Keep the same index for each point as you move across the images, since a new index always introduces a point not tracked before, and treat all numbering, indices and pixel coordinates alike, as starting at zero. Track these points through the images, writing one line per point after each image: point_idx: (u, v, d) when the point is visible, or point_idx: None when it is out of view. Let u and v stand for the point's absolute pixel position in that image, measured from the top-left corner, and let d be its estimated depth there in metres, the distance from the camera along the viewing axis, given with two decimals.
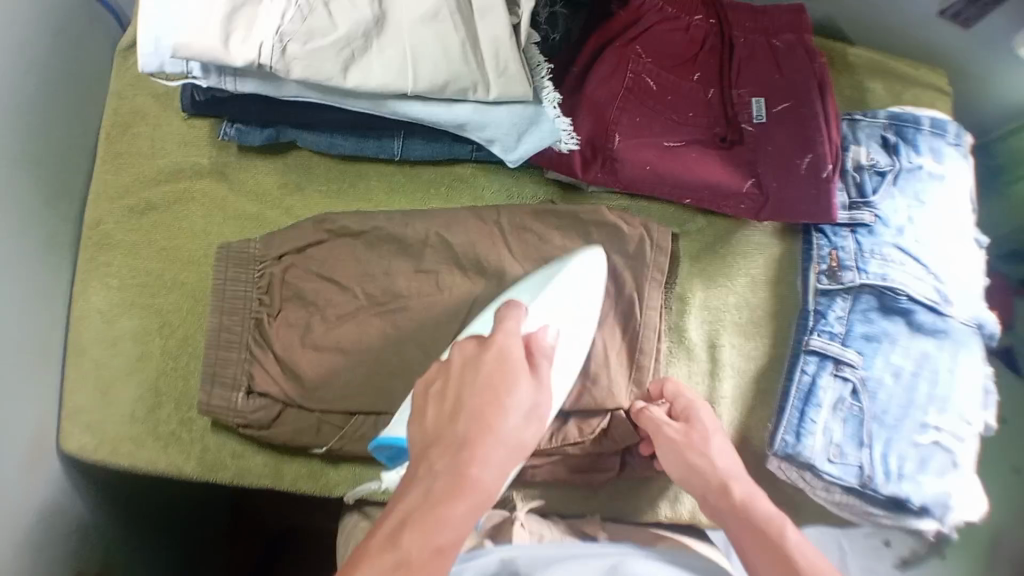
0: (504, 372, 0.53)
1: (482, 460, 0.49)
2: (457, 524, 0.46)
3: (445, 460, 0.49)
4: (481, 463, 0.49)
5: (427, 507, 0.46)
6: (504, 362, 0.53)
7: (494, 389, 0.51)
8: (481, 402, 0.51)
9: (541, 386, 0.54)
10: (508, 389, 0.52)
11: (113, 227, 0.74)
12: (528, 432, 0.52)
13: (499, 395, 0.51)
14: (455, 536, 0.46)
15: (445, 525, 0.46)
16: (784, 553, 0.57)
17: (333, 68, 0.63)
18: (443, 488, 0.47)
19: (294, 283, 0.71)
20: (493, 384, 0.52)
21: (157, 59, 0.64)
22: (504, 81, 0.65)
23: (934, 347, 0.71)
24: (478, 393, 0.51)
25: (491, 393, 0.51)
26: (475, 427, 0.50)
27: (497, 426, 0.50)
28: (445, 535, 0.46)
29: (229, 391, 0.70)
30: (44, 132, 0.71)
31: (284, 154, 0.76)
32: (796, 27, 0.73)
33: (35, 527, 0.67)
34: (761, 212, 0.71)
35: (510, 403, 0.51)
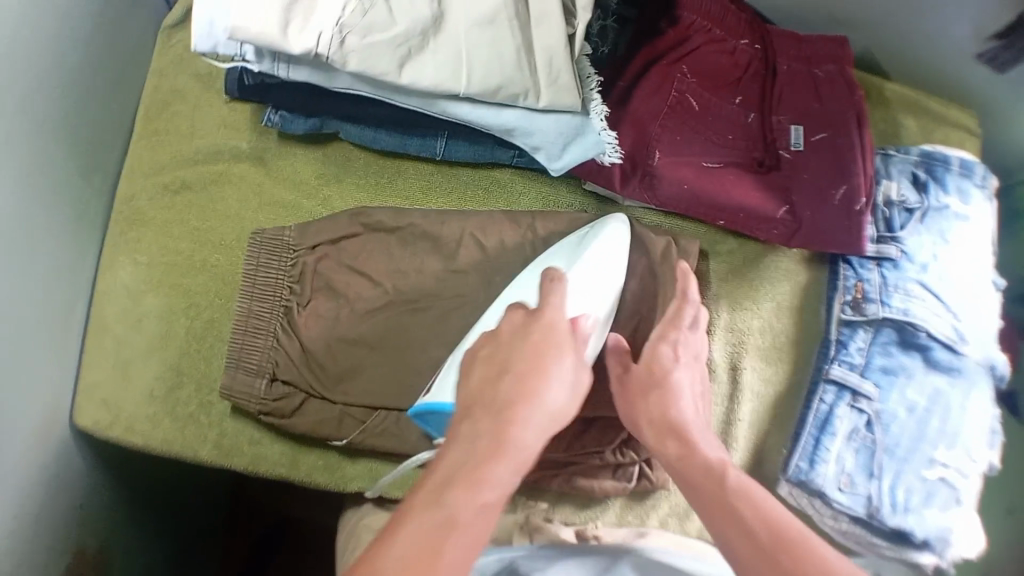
0: (553, 343, 0.54)
1: (522, 424, 0.48)
2: (501, 484, 0.45)
3: (486, 423, 0.48)
4: (520, 425, 0.48)
5: (463, 476, 0.44)
6: (552, 331, 0.55)
7: (536, 343, 0.54)
8: (530, 368, 0.52)
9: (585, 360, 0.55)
10: (553, 360, 0.52)
11: (146, 204, 0.74)
12: (574, 405, 0.53)
13: (543, 360, 0.52)
14: (494, 501, 0.44)
15: (482, 492, 0.44)
16: (741, 513, 0.49)
17: (388, 65, 0.63)
18: (482, 454, 0.46)
19: (326, 274, 0.72)
20: (542, 352, 0.53)
21: (212, 40, 0.64)
22: (556, 89, 0.66)
23: (946, 384, 0.72)
24: (523, 361, 0.52)
25: (539, 365, 0.52)
26: (520, 392, 0.50)
27: (535, 395, 0.50)
28: (488, 499, 0.44)
29: (253, 377, 0.69)
30: (84, 101, 0.71)
31: (326, 145, 0.77)
32: (837, 58, 0.74)
33: (46, 497, 0.67)
34: (793, 239, 0.72)
35: (551, 380, 0.52)
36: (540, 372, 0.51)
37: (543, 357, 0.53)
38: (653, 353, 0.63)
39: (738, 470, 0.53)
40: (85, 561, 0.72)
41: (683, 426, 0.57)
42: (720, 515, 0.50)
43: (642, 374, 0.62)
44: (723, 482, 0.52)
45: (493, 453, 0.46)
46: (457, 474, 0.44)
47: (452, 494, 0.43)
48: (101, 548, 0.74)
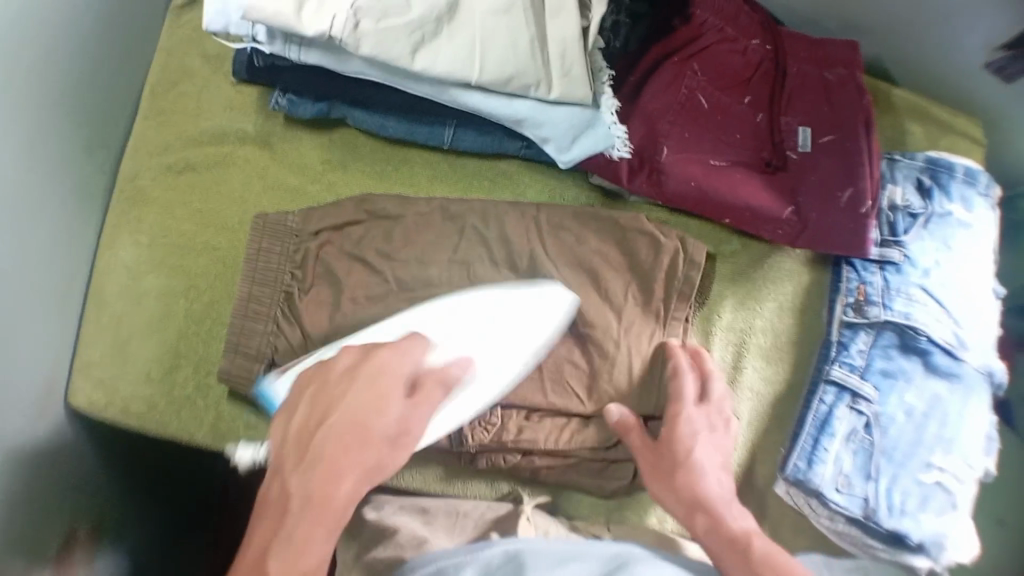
0: (380, 391, 0.56)
1: (339, 480, 0.54)
2: (318, 545, 0.52)
3: (298, 475, 0.54)
4: (335, 482, 0.53)
5: (279, 543, 0.51)
6: (377, 379, 0.57)
7: (359, 406, 0.55)
8: (345, 423, 0.55)
9: (415, 408, 0.57)
10: (374, 416, 0.55)
11: (149, 183, 0.74)
12: (394, 457, 0.56)
13: (372, 416, 0.55)
14: (318, 554, 0.52)
15: (302, 552, 0.51)
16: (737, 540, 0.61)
17: (402, 50, 0.63)
18: (299, 510, 0.52)
19: (327, 260, 0.71)
20: (367, 402, 0.56)
21: (223, 18, 0.64)
22: (567, 81, 0.66)
23: (946, 391, 0.72)
24: (348, 415, 0.55)
25: (354, 419, 0.55)
26: (340, 450, 0.54)
27: (354, 444, 0.54)
28: (316, 553, 0.52)
29: (252, 361, 0.67)
30: (91, 78, 0.70)
31: (333, 130, 0.76)
32: (850, 62, 0.74)
33: (39, 472, 0.67)
34: (798, 240, 0.71)
35: (366, 431, 0.55)
36: (353, 420, 0.55)
37: (365, 412, 0.55)
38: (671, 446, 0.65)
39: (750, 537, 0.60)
40: (76, 540, 0.71)
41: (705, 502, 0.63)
42: None
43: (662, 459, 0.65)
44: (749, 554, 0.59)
45: (305, 512, 0.52)
46: (277, 541, 0.52)
47: (274, 566, 0.51)
48: (92, 528, 0.74)
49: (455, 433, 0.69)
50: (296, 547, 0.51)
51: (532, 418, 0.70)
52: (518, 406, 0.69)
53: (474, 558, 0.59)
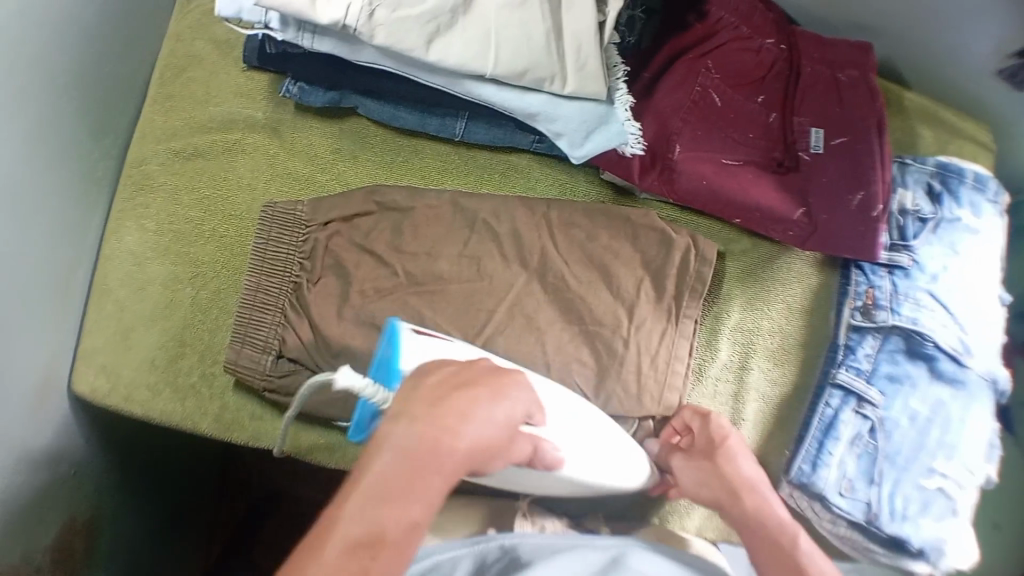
0: (504, 391, 0.46)
1: (462, 441, 0.41)
2: (427, 500, 0.39)
3: (410, 424, 0.41)
4: (461, 436, 0.41)
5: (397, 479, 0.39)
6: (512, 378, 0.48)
7: (493, 380, 0.46)
8: (458, 407, 0.42)
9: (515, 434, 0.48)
10: (486, 417, 0.43)
11: (155, 169, 0.73)
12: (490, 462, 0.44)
13: (490, 408, 0.44)
14: (413, 521, 0.38)
15: (403, 517, 0.38)
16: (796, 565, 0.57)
17: (416, 40, 0.62)
18: (420, 455, 0.39)
19: (335, 251, 0.70)
20: (497, 386, 0.46)
21: (236, 4, 0.64)
22: (582, 76, 0.66)
23: (949, 395, 0.71)
24: (481, 391, 0.44)
25: (472, 415, 0.42)
26: (467, 421, 0.42)
27: (468, 425, 0.42)
28: (412, 520, 0.38)
29: (258, 352, 0.67)
30: (99, 63, 0.70)
31: (342, 119, 0.76)
32: (861, 63, 0.73)
33: (41, 460, 0.66)
34: (808, 241, 0.71)
35: (469, 429, 0.42)
36: (473, 410, 0.43)
37: (490, 398, 0.45)
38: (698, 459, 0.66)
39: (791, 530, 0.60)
40: (76, 530, 0.71)
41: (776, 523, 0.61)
42: None
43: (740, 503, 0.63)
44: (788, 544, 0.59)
45: (424, 469, 0.39)
46: (388, 479, 0.39)
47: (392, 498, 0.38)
48: (92, 517, 0.73)
49: None
50: (400, 504, 0.38)
51: None
52: None
53: (470, 550, 0.60)
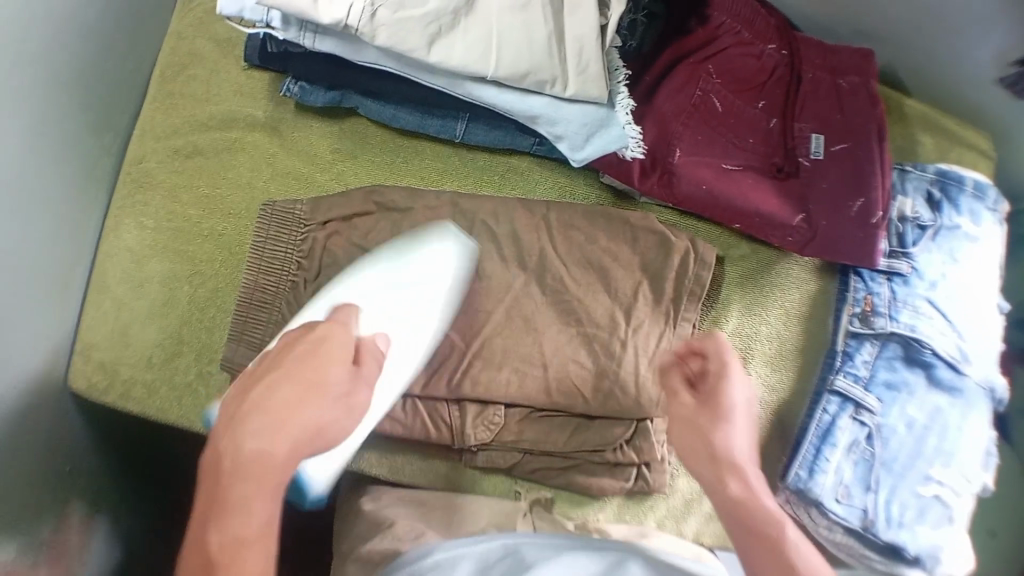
0: (315, 355, 0.47)
1: (296, 425, 0.44)
2: (266, 513, 0.43)
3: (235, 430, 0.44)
4: (292, 426, 0.44)
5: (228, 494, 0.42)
6: (320, 344, 0.48)
7: (309, 373, 0.46)
8: (291, 406, 0.44)
9: (355, 381, 0.48)
10: (316, 411, 0.45)
11: (154, 167, 0.73)
12: (345, 425, 0.47)
13: (308, 373, 0.46)
14: (263, 519, 0.43)
15: (254, 514, 0.42)
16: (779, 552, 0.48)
17: (418, 41, 0.62)
18: (249, 472, 0.42)
19: (334, 251, 0.70)
20: (306, 363, 0.46)
21: (238, 3, 0.63)
22: (583, 79, 0.66)
23: (946, 403, 0.72)
24: (289, 376, 0.45)
25: (296, 409, 0.44)
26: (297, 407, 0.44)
27: (301, 419, 0.44)
28: (263, 519, 0.43)
29: (255, 352, 0.67)
30: (99, 60, 0.70)
31: (344, 119, 0.76)
32: (862, 70, 0.73)
33: (33, 455, 0.66)
34: (806, 248, 0.71)
35: (305, 421, 0.44)
36: (299, 405, 0.44)
37: (311, 394, 0.45)
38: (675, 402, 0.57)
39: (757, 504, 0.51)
40: (71, 525, 0.71)
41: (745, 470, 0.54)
42: None
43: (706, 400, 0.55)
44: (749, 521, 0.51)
45: (264, 473, 0.43)
46: (221, 506, 0.42)
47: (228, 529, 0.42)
48: (85, 512, 0.73)
49: (457, 430, 0.68)
50: (243, 510, 0.42)
51: (531, 418, 0.70)
52: (522, 406, 0.70)
53: (472, 551, 0.60)
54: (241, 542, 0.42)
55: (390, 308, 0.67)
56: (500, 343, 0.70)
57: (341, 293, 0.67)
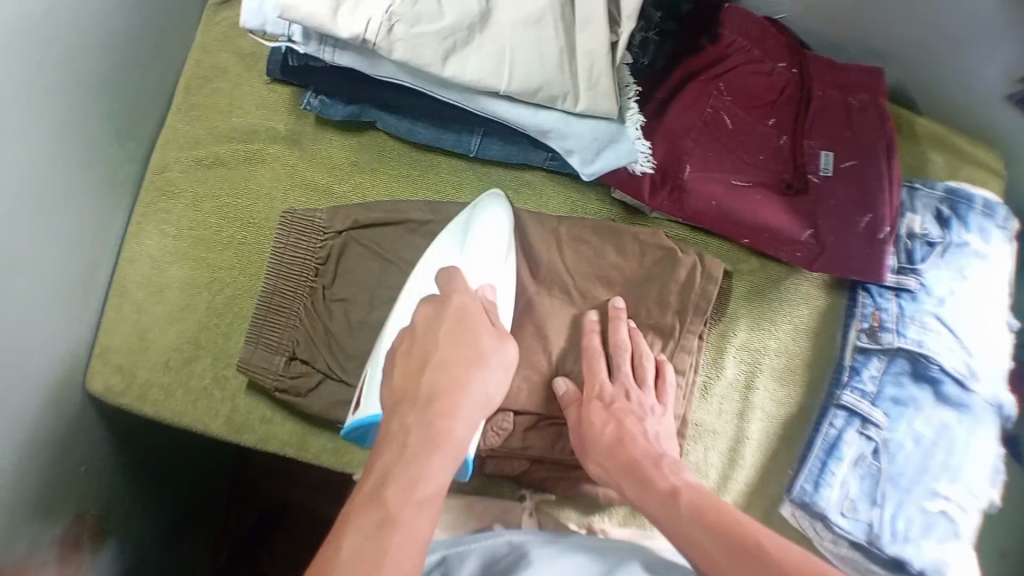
0: (468, 322, 0.60)
1: (451, 415, 0.54)
2: (437, 478, 0.50)
3: (413, 416, 0.53)
4: (449, 419, 0.54)
5: (403, 466, 0.50)
6: (462, 314, 0.61)
7: (467, 348, 0.58)
8: (459, 377, 0.56)
9: (502, 336, 0.61)
10: (478, 381, 0.57)
11: (177, 176, 0.76)
12: (489, 388, 0.58)
13: (460, 337, 0.59)
14: (440, 484, 0.50)
15: (433, 476, 0.50)
16: (686, 527, 0.55)
17: (433, 56, 0.64)
18: (418, 448, 0.51)
19: (353, 259, 0.72)
20: (466, 327, 0.60)
21: (260, 17, 0.65)
22: (593, 95, 0.67)
23: (955, 420, 0.72)
24: (443, 343, 0.58)
25: (461, 379, 0.56)
26: (448, 380, 0.56)
27: (469, 387, 0.56)
28: (434, 485, 0.50)
29: (272, 354, 0.70)
30: (125, 67, 0.72)
31: (361, 133, 0.78)
32: (872, 87, 0.74)
33: (55, 450, 0.68)
34: (815, 263, 0.72)
35: (470, 389, 0.56)
36: (462, 375, 0.56)
37: (473, 363, 0.57)
38: (587, 415, 0.66)
39: (690, 493, 0.57)
40: (86, 523, 0.72)
41: (637, 464, 0.62)
42: (680, 528, 0.55)
43: (584, 432, 0.66)
44: (678, 508, 0.56)
45: (431, 451, 0.51)
46: (400, 470, 0.49)
47: (392, 489, 0.48)
48: (101, 513, 0.74)
49: None
50: (422, 475, 0.49)
51: (539, 426, 0.71)
52: (533, 414, 0.70)
53: (478, 546, 0.61)
54: (422, 502, 0.48)
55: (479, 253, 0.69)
56: None
57: (433, 258, 0.70)
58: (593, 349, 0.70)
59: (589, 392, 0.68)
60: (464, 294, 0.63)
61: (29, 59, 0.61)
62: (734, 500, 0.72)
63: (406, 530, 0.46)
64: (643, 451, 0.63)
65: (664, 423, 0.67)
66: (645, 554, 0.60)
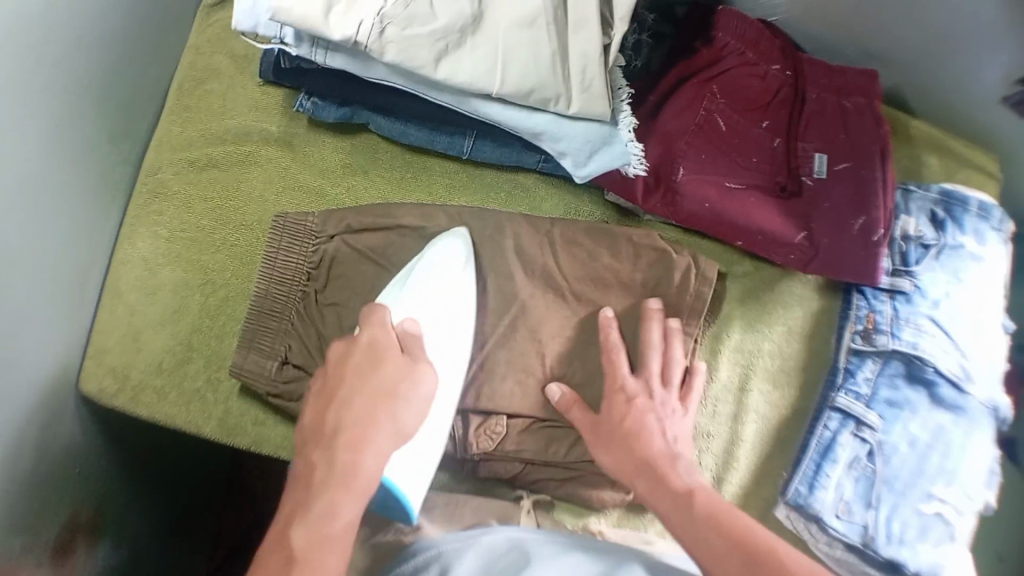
0: (378, 353, 0.61)
1: (367, 444, 0.56)
2: (347, 513, 0.53)
3: (321, 451, 0.56)
4: (361, 451, 0.55)
5: (312, 504, 0.52)
6: (373, 344, 0.61)
7: (379, 380, 0.59)
8: (370, 412, 0.57)
9: (417, 363, 0.62)
10: (388, 414, 0.57)
11: (170, 178, 0.76)
12: (408, 415, 0.59)
13: (372, 371, 0.59)
14: (349, 520, 0.52)
15: (339, 517, 0.52)
16: (697, 525, 0.56)
17: (426, 58, 0.64)
18: (326, 484, 0.53)
19: (344, 263, 0.72)
20: (374, 356, 0.61)
21: (252, 19, 0.65)
22: (587, 97, 0.67)
23: (950, 422, 0.71)
24: (354, 381, 0.59)
25: (367, 415, 0.57)
26: (356, 419, 0.57)
27: (379, 419, 0.57)
28: (346, 518, 0.52)
29: (264, 358, 0.70)
30: (119, 69, 0.72)
31: (354, 136, 0.78)
32: (867, 90, 0.74)
33: (48, 452, 0.68)
34: (809, 265, 0.71)
35: (376, 425, 0.57)
36: (370, 412, 0.57)
37: (386, 398, 0.58)
38: (611, 408, 0.66)
39: (705, 496, 0.58)
40: (79, 526, 0.72)
41: (651, 462, 0.62)
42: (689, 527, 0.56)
43: (602, 424, 0.66)
44: (691, 508, 0.57)
45: (342, 483, 0.53)
46: (306, 510, 0.52)
47: (297, 531, 0.51)
48: (94, 515, 0.74)
49: (460, 442, 0.70)
50: (328, 515, 0.52)
51: (533, 428, 0.71)
52: (528, 417, 0.71)
53: (476, 543, 0.60)
54: (328, 542, 0.51)
55: (419, 296, 0.68)
56: (504, 355, 0.72)
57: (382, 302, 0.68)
58: (619, 342, 0.69)
59: (611, 385, 0.67)
60: (382, 324, 0.63)
61: (24, 61, 0.61)
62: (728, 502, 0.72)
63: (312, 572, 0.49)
64: (660, 449, 0.63)
65: (681, 423, 0.67)
66: (645, 556, 0.60)
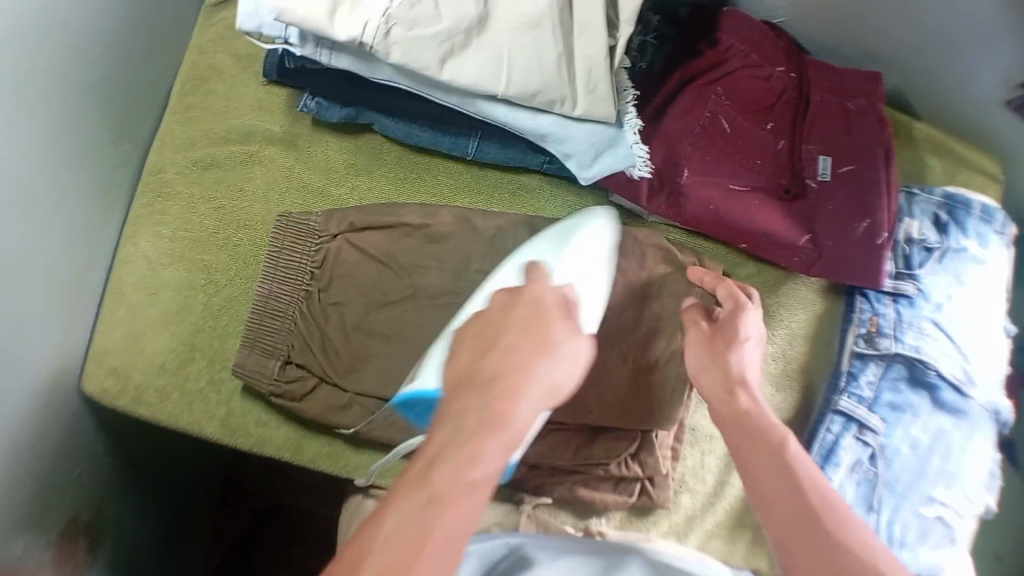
0: (538, 314, 0.51)
1: (520, 395, 0.46)
2: (489, 461, 0.43)
3: (459, 402, 0.46)
4: (511, 400, 0.46)
5: (452, 449, 0.43)
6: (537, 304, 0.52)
7: (538, 335, 0.49)
8: (527, 362, 0.47)
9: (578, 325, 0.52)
10: (547, 369, 0.48)
11: (173, 177, 0.76)
12: (565, 375, 0.49)
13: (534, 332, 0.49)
14: (492, 468, 0.43)
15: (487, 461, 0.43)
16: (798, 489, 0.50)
17: (430, 59, 0.64)
18: (471, 433, 0.44)
19: (346, 263, 0.72)
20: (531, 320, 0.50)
21: (257, 19, 0.65)
22: (592, 98, 0.67)
23: (950, 425, 0.72)
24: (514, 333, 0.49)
25: (528, 369, 0.47)
26: (510, 366, 0.47)
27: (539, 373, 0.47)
28: (490, 466, 0.43)
29: (266, 358, 0.70)
30: (121, 67, 0.72)
31: (358, 136, 0.78)
32: (867, 90, 0.73)
33: (50, 452, 0.68)
34: (813, 267, 0.72)
35: (535, 380, 0.47)
36: (530, 363, 0.48)
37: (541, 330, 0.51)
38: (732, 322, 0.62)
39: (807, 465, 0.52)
40: (81, 526, 0.72)
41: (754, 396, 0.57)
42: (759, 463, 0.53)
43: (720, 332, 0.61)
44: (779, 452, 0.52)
45: (479, 437, 0.44)
46: (447, 451, 0.43)
47: (439, 473, 0.42)
48: (96, 515, 0.74)
49: None
50: (475, 456, 0.43)
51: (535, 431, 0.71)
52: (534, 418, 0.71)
53: (477, 550, 0.60)
54: (471, 483, 0.42)
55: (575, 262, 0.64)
56: None
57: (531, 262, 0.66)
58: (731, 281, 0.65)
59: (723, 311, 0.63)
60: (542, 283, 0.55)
61: (27, 58, 0.60)
62: (732, 504, 0.72)
63: (456, 515, 0.41)
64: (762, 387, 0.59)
65: None
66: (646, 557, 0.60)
